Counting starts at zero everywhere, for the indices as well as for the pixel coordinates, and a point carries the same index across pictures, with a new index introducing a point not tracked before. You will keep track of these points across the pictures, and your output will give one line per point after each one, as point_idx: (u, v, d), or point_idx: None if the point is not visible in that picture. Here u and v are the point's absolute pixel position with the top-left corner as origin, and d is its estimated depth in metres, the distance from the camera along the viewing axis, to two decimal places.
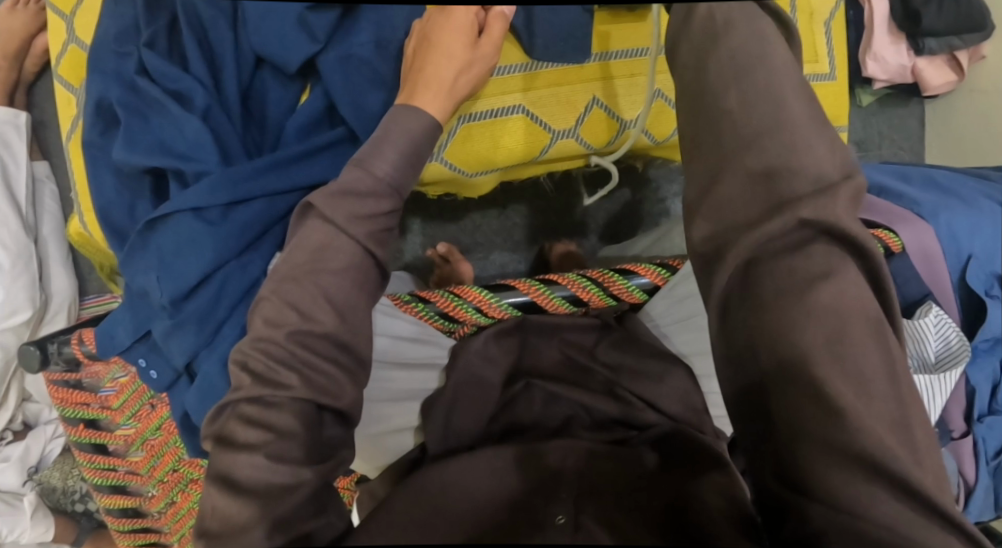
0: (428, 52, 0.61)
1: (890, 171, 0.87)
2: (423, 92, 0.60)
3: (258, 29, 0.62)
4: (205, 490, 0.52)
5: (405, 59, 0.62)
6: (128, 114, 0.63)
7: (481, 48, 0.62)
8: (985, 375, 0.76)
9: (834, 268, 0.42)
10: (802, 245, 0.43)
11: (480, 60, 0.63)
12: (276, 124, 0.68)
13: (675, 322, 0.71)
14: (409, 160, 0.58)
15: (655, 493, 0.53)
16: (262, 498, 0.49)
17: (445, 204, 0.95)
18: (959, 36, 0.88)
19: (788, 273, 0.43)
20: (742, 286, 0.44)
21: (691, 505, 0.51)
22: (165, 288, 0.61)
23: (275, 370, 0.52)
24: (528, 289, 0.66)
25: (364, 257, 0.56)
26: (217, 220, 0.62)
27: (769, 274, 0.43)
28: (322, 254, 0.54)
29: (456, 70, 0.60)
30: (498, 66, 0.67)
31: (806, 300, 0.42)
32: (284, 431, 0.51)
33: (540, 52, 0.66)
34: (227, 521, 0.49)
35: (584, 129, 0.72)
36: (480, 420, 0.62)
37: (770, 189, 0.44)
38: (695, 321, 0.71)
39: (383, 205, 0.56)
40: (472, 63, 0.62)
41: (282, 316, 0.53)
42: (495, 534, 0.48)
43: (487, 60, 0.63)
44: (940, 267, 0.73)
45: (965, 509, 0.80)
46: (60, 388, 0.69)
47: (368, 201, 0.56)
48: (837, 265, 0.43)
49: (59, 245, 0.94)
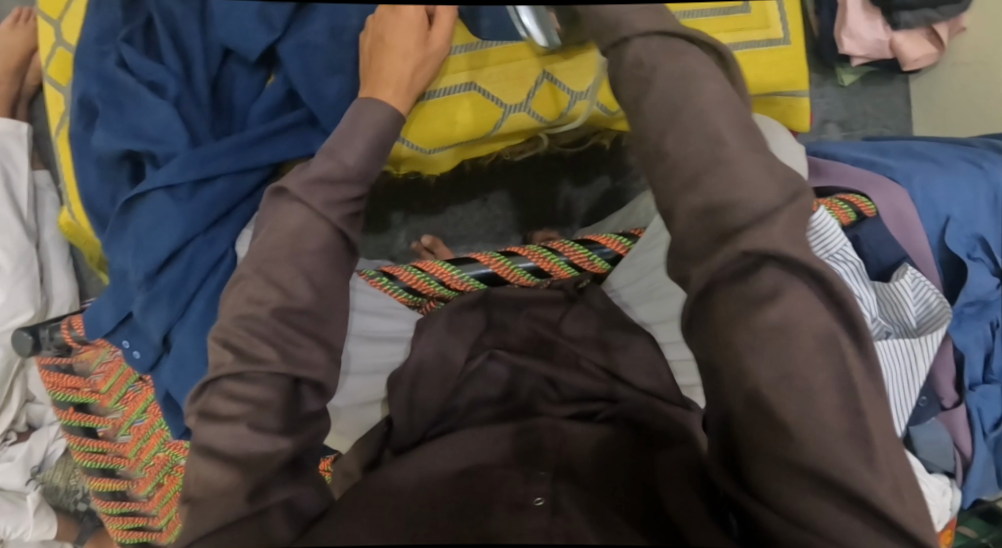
0: (383, 49, 0.61)
1: (865, 145, 0.83)
2: (382, 87, 0.60)
3: (223, 22, 0.64)
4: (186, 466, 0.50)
5: (361, 54, 0.63)
6: (105, 105, 0.64)
7: (433, 41, 0.63)
8: (972, 338, 0.75)
9: (779, 234, 0.37)
10: (727, 183, 0.38)
11: (433, 56, 0.64)
12: (243, 110, 0.70)
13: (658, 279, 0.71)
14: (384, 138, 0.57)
15: (623, 470, 0.54)
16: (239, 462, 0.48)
17: (425, 196, 0.97)
18: (934, 8, 0.90)
19: (713, 201, 0.38)
20: (672, 212, 0.40)
21: (664, 486, 0.50)
22: (140, 263, 0.63)
23: (253, 345, 0.49)
24: (489, 262, 0.66)
25: (338, 239, 0.54)
26: (186, 198, 0.64)
27: (698, 199, 0.38)
28: (300, 235, 0.52)
29: (412, 67, 0.61)
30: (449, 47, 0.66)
31: (745, 234, 0.37)
32: (264, 403, 0.48)
33: (488, 33, 0.65)
34: (198, 497, 0.48)
35: (536, 101, 0.71)
36: (443, 393, 0.62)
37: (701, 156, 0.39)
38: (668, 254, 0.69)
39: (356, 192, 0.55)
40: (425, 60, 0.63)
41: (260, 294, 0.50)
42: (465, 502, 0.49)
43: (439, 52, 0.64)
44: (913, 229, 0.73)
45: (963, 485, 0.76)
46: (52, 373, 0.70)
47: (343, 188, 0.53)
48: (775, 190, 0.38)
49: (60, 250, 0.98)
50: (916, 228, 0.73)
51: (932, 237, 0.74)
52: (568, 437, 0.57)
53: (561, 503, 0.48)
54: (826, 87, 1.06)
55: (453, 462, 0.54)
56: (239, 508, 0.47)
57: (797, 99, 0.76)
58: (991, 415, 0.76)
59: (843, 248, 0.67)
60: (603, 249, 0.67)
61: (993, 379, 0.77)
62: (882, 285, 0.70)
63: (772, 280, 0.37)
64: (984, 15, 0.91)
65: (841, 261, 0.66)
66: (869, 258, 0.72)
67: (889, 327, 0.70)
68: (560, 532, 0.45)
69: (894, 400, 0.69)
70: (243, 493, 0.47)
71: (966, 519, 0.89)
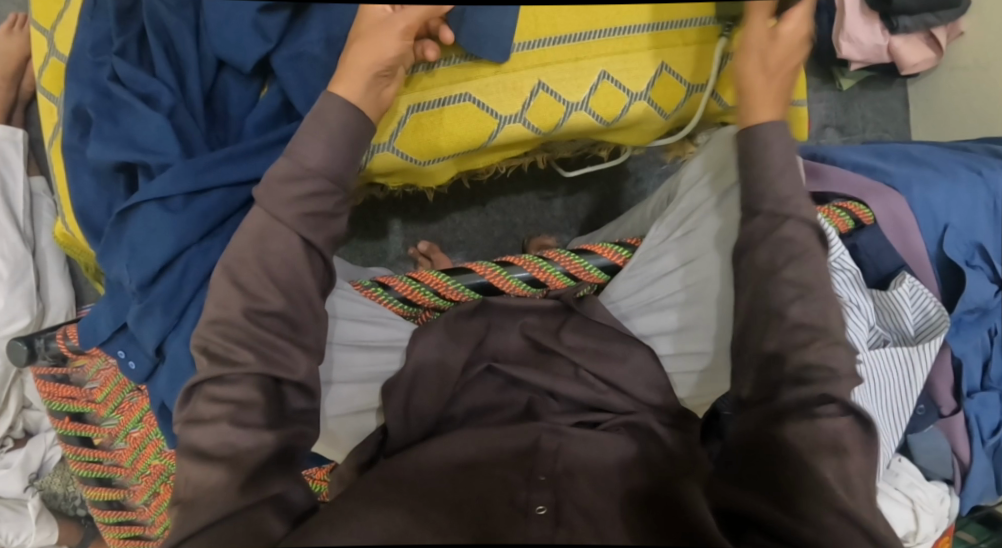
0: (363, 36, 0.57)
1: (864, 150, 0.83)
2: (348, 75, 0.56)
3: (216, 32, 0.62)
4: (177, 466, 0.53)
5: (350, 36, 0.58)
6: (99, 117, 0.63)
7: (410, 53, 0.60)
8: (971, 346, 0.75)
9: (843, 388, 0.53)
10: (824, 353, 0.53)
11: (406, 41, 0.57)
12: (238, 121, 0.69)
13: (685, 290, 0.68)
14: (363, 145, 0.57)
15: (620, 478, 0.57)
16: (229, 461, 0.51)
17: (422, 203, 0.96)
18: (933, 13, 0.90)
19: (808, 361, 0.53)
20: (781, 360, 0.53)
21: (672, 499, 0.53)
22: (133, 274, 0.62)
23: (231, 348, 0.53)
24: (485, 272, 0.63)
25: (306, 246, 0.55)
26: (180, 208, 0.63)
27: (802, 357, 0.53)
28: (265, 237, 0.54)
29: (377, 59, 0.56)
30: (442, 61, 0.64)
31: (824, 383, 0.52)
32: (246, 402, 0.52)
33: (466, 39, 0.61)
34: (190, 492, 0.50)
35: (532, 112, 0.67)
36: (440, 401, 0.62)
37: (811, 314, 0.54)
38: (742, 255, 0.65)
39: (329, 197, 0.55)
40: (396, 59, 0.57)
41: (228, 298, 0.53)
42: (478, 512, 0.51)
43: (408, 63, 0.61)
44: (911, 232, 0.73)
45: (962, 492, 0.76)
46: (47, 382, 0.73)
47: (314, 198, 0.55)
48: None
49: (56, 256, 0.98)
50: (913, 232, 0.73)
51: (931, 246, 0.74)
52: (567, 441, 0.59)
53: (562, 514, 0.52)
54: (826, 91, 1.05)
55: (456, 461, 0.56)
56: (233, 503, 0.49)
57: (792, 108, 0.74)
58: (990, 421, 0.76)
59: (840, 256, 0.68)
60: (599, 258, 0.65)
61: (992, 387, 0.77)
62: (880, 292, 0.70)
63: (835, 409, 0.52)
64: (982, 19, 0.91)
65: (839, 270, 0.67)
66: (868, 267, 0.72)
67: (888, 335, 0.70)
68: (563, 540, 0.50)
69: (895, 410, 0.69)
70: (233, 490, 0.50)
71: (966, 524, 0.89)
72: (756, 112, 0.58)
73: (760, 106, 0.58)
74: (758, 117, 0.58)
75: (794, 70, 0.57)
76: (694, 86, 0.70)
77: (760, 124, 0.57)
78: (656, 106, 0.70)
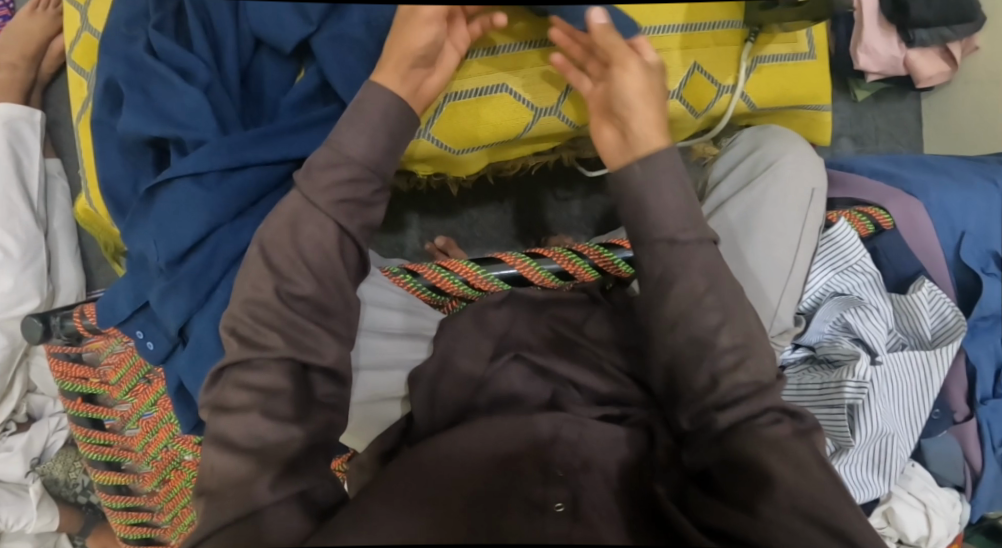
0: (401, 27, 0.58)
1: (880, 159, 0.85)
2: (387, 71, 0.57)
3: (257, 10, 0.63)
4: (203, 454, 0.53)
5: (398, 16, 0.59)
6: (131, 89, 0.63)
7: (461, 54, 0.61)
8: (987, 352, 0.74)
9: None
10: None
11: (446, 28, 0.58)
12: (272, 101, 0.68)
13: None
14: (400, 133, 0.57)
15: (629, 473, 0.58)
16: (256, 453, 0.51)
17: (441, 197, 0.97)
18: (949, 25, 0.91)
19: None
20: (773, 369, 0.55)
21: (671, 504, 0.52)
22: (161, 249, 0.62)
23: (261, 332, 0.53)
24: (515, 262, 0.65)
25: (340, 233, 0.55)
26: (214, 185, 0.63)
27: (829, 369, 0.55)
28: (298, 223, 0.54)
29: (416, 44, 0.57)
30: (455, 91, 0.66)
31: None
32: (274, 388, 0.52)
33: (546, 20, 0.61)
34: (218, 476, 0.50)
35: (568, 105, 0.69)
36: (466, 391, 0.62)
37: None
38: (771, 252, 0.65)
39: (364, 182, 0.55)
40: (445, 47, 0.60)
41: (260, 280, 0.54)
42: (489, 509, 0.51)
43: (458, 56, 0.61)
44: (929, 238, 0.73)
45: (973, 498, 0.76)
46: (60, 361, 0.72)
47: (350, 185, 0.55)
48: None
49: (68, 238, 0.97)
50: (931, 236, 0.73)
51: (948, 251, 0.75)
52: (588, 431, 0.59)
53: (581, 509, 0.53)
54: (840, 101, 1.08)
55: (469, 452, 0.55)
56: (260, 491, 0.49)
57: (819, 113, 0.77)
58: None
59: (862, 259, 0.69)
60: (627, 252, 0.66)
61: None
62: (899, 297, 0.71)
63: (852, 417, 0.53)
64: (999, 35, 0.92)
65: (858, 273, 0.68)
66: (887, 270, 0.75)
67: (902, 338, 0.72)
68: (580, 537, 0.50)
69: (912, 411, 0.70)
70: (260, 479, 0.50)
71: (971, 535, 0.88)
72: (648, 138, 0.58)
73: (642, 134, 0.58)
74: (654, 139, 0.58)
75: (657, 90, 0.60)
76: (724, 86, 0.70)
77: (653, 146, 0.57)
78: (686, 104, 0.69)
